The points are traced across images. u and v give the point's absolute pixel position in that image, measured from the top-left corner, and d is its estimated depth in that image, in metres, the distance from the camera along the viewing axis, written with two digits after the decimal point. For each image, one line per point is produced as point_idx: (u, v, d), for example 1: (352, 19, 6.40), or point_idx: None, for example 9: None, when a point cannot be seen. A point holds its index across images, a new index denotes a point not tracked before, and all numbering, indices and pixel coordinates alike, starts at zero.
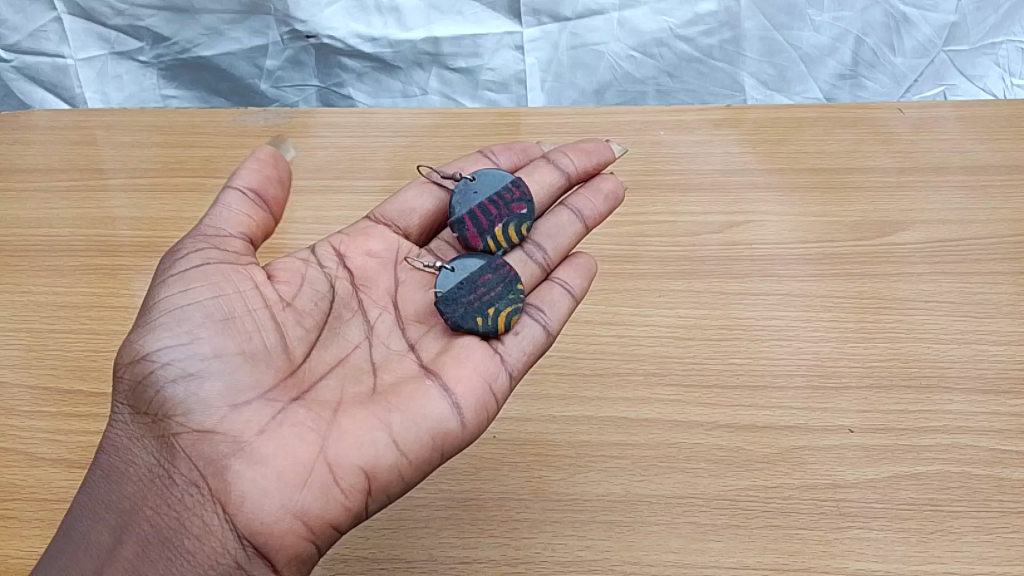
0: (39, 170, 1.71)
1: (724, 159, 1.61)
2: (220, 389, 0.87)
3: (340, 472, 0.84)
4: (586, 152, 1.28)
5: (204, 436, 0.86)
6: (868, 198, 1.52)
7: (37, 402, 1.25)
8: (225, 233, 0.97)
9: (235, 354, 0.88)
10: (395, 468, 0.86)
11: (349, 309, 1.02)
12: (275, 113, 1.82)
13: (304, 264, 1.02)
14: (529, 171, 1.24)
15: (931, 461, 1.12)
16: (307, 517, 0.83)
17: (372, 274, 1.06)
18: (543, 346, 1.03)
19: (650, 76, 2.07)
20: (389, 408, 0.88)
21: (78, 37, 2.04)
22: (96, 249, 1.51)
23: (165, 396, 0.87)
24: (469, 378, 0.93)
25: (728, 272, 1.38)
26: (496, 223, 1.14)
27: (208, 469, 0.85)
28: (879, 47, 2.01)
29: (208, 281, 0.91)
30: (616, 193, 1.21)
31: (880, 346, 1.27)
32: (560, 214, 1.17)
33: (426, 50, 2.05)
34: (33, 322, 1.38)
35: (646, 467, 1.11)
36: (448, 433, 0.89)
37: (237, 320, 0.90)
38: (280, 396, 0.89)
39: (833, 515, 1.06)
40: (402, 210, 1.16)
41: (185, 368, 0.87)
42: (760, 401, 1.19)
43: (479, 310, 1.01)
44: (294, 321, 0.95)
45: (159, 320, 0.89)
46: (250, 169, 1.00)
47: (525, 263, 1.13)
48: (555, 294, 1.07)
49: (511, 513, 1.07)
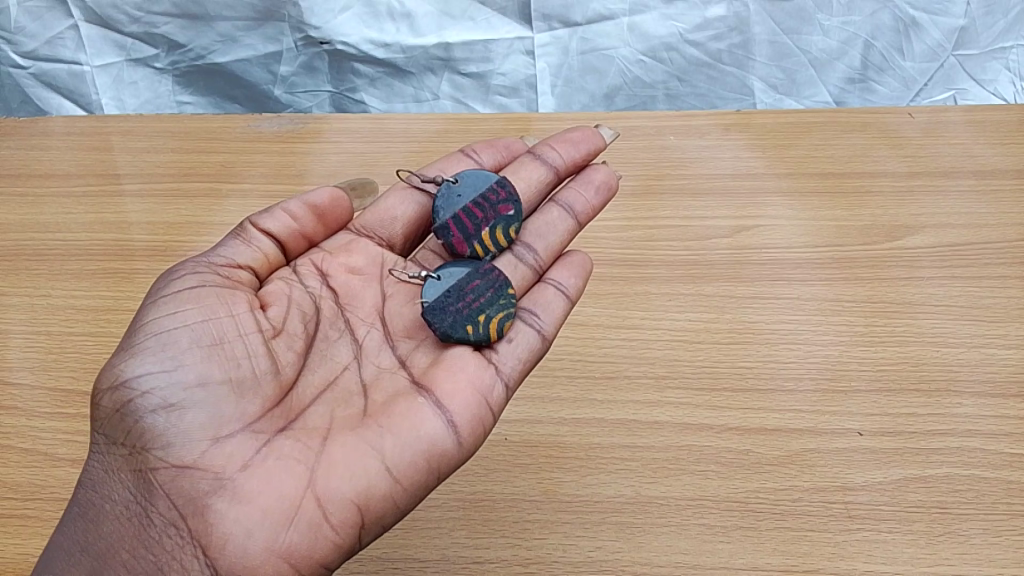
0: (57, 175, 1.73)
1: (734, 164, 1.63)
2: (204, 420, 0.88)
3: (330, 506, 0.84)
4: (573, 142, 1.27)
5: (184, 472, 0.86)
6: (878, 203, 1.53)
7: (56, 403, 1.27)
8: (235, 263, 1.03)
9: (219, 382, 0.89)
10: (387, 497, 0.86)
11: (335, 328, 1.03)
12: (290, 119, 1.84)
13: (287, 284, 1.05)
14: (515, 169, 1.25)
15: (939, 464, 1.12)
16: (294, 557, 0.83)
17: (356, 291, 1.08)
18: (539, 351, 1.04)
19: (660, 80, 2.08)
20: (381, 432, 0.88)
21: (94, 44, 2.06)
22: (113, 254, 1.53)
23: (145, 427, 0.87)
24: (463, 391, 0.92)
25: (737, 276, 1.40)
26: (482, 227, 1.15)
27: (187, 508, 0.85)
28: (888, 51, 2.02)
29: (197, 305, 0.93)
30: (609, 183, 1.22)
31: (890, 350, 1.27)
32: (550, 212, 1.18)
33: (438, 55, 2.07)
34: (53, 325, 1.40)
35: (656, 469, 1.12)
36: (443, 453, 0.89)
37: (225, 345, 0.92)
38: (265, 428, 0.90)
39: (842, 517, 1.07)
40: (384, 219, 1.17)
41: (166, 398, 0.88)
42: (769, 404, 1.20)
43: (469, 318, 1.02)
44: (280, 343, 0.97)
45: (142, 346, 0.90)
46: (283, 219, 1.08)
47: (516, 266, 1.15)
48: (549, 296, 1.07)
49: (523, 513, 1.08)
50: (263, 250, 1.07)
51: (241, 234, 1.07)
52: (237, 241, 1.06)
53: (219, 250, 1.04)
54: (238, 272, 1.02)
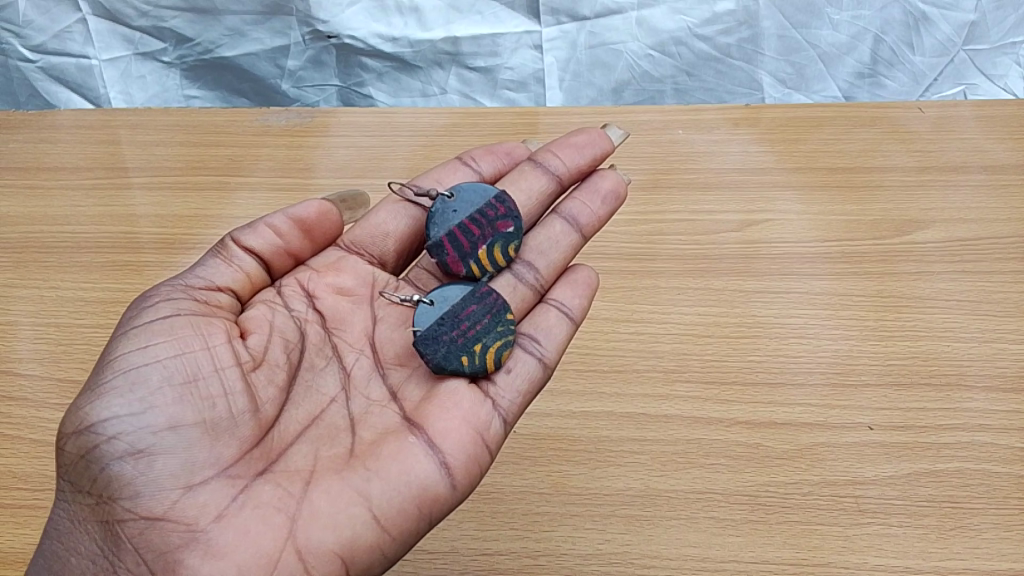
0: (66, 168, 1.74)
1: (742, 158, 1.62)
2: (175, 467, 0.86)
3: (311, 558, 0.84)
4: (577, 148, 1.27)
5: (153, 524, 0.85)
6: (887, 197, 1.52)
7: (64, 395, 1.27)
8: (214, 287, 1.03)
9: (192, 426, 0.88)
10: (374, 546, 0.86)
11: (322, 356, 1.03)
12: (297, 113, 1.85)
13: (269, 309, 1.04)
14: (517, 178, 1.25)
15: (950, 459, 1.10)
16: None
17: (344, 313, 1.08)
18: (540, 379, 1.04)
19: (668, 75, 2.07)
20: (368, 476, 0.88)
21: (103, 38, 2.07)
22: (121, 246, 1.53)
23: (113, 475, 0.86)
24: (459, 435, 0.92)
25: (747, 270, 1.39)
26: (479, 245, 1.15)
27: (156, 563, 0.84)
28: (898, 46, 2.01)
29: (171, 341, 0.92)
30: (616, 191, 1.23)
31: (900, 345, 1.26)
32: (554, 224, 1.19)
33: (445, 50, 2.06)
34: (61, 317, 1.39)
35: (665, 463, 1.10)
36: (434, 497, 0.89)
37: (198, 383, 0.91)
38: (242, 472, 0.89)
39: (853, 511, 1.05)
40: (375, 235, 1.17)
41: (135, 444, 0.86)
42: (779, 398, 1.18)
43: (465, 349, 1.02)
44: (260, 376, 0.96)
45: (112, 388, 0.89)
46: (263, 235, 1.07)
47: (515, 286, 1.14)
48: (552, 321, 1.08)
49: (532, 506, 1.07)
50: (244, 268, 1.06)
51: (220, 253, 1.06)
52: (218, 261, 1.05)
53: (198, 271, 1.04)
54: (218, 295, 1.02)
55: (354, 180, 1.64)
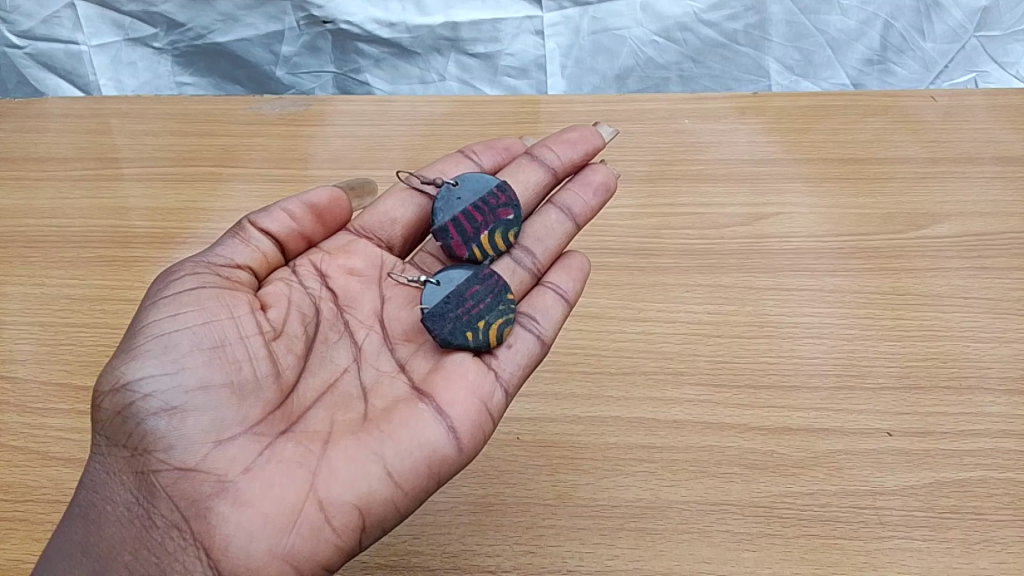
0: (53, 159, 1.68)
1: (750, 149, 1.57)
2: (205, 423, 0.85)
3: (332, 510, 0.82)
4: (572, 143, 1.22)
5: (186, 475, 0.84)
6: (900, 189, 1.48)
7: (48, 398, 1.20)
8: (234, 264, 0.99)
9: (220, 386, 0.86)
10: (390, 503, 0.84)
11: (335, 330, 1.00)
12: (292, 101, 1.79)
13: (287, 286, 1.00)
14: (513, 172, 1.20)
15: (973, 467, 1.06)
16: (297, 560, 0.81)
17: (355, 293, 1.04)
18: (538, 357, 1.00)
19: (673, 61, 2.01)
20: (382, 438, 0.86)
21: (92, 23, 2.01)
22: (110, 240, 1.47)
23: (146, 430, 0.84)
24: (464, 401, 0.89)
25: (756, 265, 1.34)
26: (481, 231, 1.10)
27: (189, 510, 0.83)
28: (908, 32, 1.96)
29: (199, 307, 0.89)
30: (607, 184, 1.18)
31: (917, 345, 1.22)
32: (549, 214, 1.14)
33: (445, 35, 2.01)
34: (46, 314, 1.34)
35: (676, 472, 1.05)
36: (445, 458, 0.87)
37: (226, 348, 0.88)
38: (267, 431, 0.87)
39: (873, 524, 1.00)
40: (383, 221, 1.12)
41: (168, 401, 0.85)
42: (794, 403, 1.13)
43: (469, 325, 0.98)
44: (280, 347, 0.93)
45: (145, 347, 0.86)
46: (280, 216, 1.03)
47: (514, 270, 1.10)
48: (548, 301, 1.03)
49: (537, 519, 1.01)
50: (262, 250, 1.02)
51: (238, 233, 1.02)
52: (236, 241, 1.01)
53: (217, 250, 0.99)
54: (237, 272, 0.98)
55: (350, 171, 1.58)
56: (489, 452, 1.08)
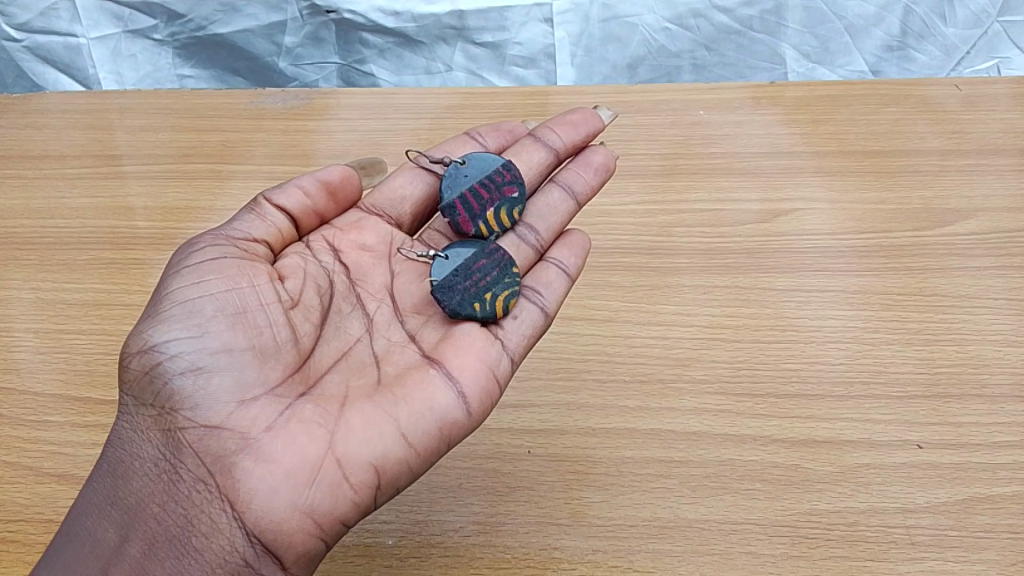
0: (50, 156, 1.64)
1: (768, 140, 1.52)
2: (229, 384, 0.85)
3: (350, 467, 0.82)
4: (574, 125, 1.19)
5: (211, 432, 0.83)
6: (924, 183, 1.42)
7: (42, 410, 1.15)
8: (251, 237, 0.97)
9: (243, 350, 0.86)
10: (404, 462, 0.83)
11: (348, 301, 0.98)
12: (295, 94, 1.74)
13: (302, 258, 0.99)
14: (516, 152, 1.17)
15: (1009, 482, 1.01)
16: (317, 515, 0.81)
17: (367, 268, 1.02)
18: (542, 328, 0.99)
19: (686, 49, 1.95)
20: (395, 401, 0.85)
21: (90, 15, 1.96)
22: (107, 242, 1.43)
23: (172, 389, 0.84)
24: (472, 367, 0.89)
25: (775, 265, 1.29)
26: (488, 208, 1.08)
27: (215, 465, 0.82)
28: (930, 17, 1.89)
29: (221, 275, 0.89)
30: (608, 164, 1.13)
31: (946, 350, 1.16)
32: (549, 191, 1.11)
33: (451, 24, 1.95)
34: (41, 321, 1.29)
35: (696, 488, 1.01)
36: (456, 421, 0.86)
37: (248, 314, 0.88)
38: (287, 393, 0.87)
39: (904, 544, 0.95)
40: (393, 200, 1.10)
41: (194, 361, 0.85)
42: (818, 412, 1.08)
43: (476, 296, 0.96)
44: (298, 314, 0.92)
45: (170, 311, 0.87)
46: (296, 192, 1.02)
47: (518, 246, 1.08)
48: (551, 275, 1.02)
49: (550, 540, 0.97)
50: (277, 224, 1.00)
51: (253, 208, 1.01)
52: (251, 216, 1.00)
53: (233, 224, 0.98)
54: (254, 245, 0.97)
55: None
56: (499, 467, 1.04)
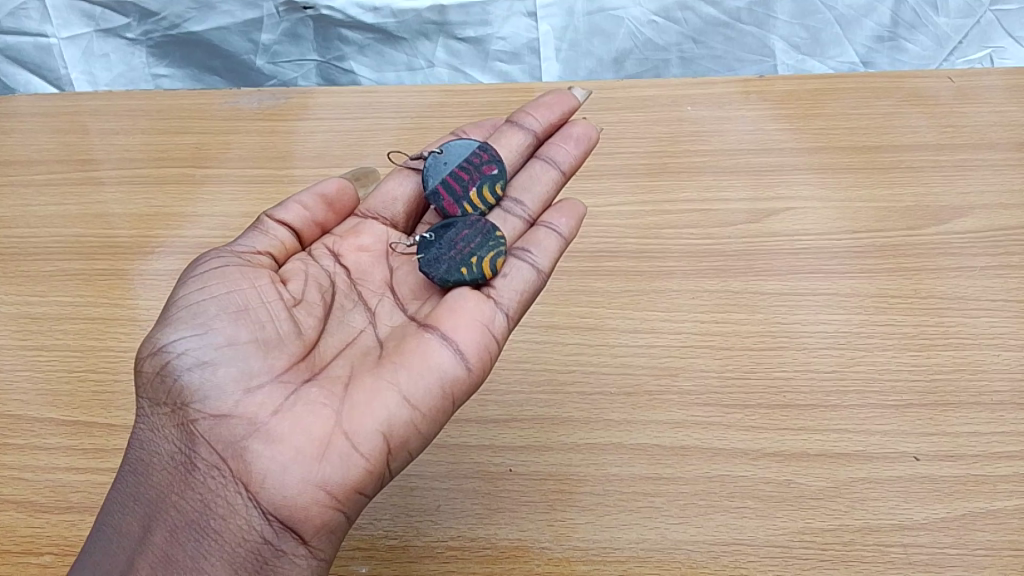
0: (17, 162, 1.58)
1: (755, 136, 1.48)
2: (235, 373, 0.81)
3: (358, 437, 0.78)
4: (548, 104, 1.15)
5: (221, 421, 0.80)
6: (916, 180, 1.38)
7: (3, 431, 1.11)
8: (253, 251, 0.94)
9: (247, 342, 0.83)
10: (411, 426, 0.79)
11: (350, 299, 0.95)
12: (271, 94, 1.69)
13: (303, 262, 0.96)
14: (494, 139, 1.13)
15: (1009, 496, 0.97)
16: (330, 487, 0.77)
17: (367, 266, 0.99)
18: (537, 286, 0.93)
19: (673, 42, 1.90)
20: (396, 368, 0.81)
21: (61, 14, 1.91)
22: (74, 251, 1.37)
23: (181, 385, 0.81)
24: (468, 323, 0.84)
25: (764, 267, 1.25)
26: (470, 188, 1.05)
27: (227, 452, 0.79)
28: (921, 6, 1.84)
29: (221, 279, 0.87)
30: (589, 134, 1.09)
31: (943, 355, 1.12)
32: (532, 166, 1.07)
33: (432, 19, 1.90)
34: (3, 337, 1.24)
35: (684, 507, 0.97)
36: (457, 381, 0.82)
37: (250, 310, 0.85)
38: (293, 377, 0.83)
39: (901, 564, 0.91)
40: (386, 202, 1.07)
41: (199, 356, 0.82)
42: (811, 424, 1.04)
43: (462, 261, 0.93)
44: (302, 311, 0.89)
45: (175, 315, 0.84)
46: (296, 206, 1.00)
47: (506, 219, 1.05)
48: (539, 236, 0.96)
49: (533, 565, 0.93)
50: (280, 237, 0.97)
51: (256, 226, 0.98)
52: (252, 231, 0.97)
53: (236, 242, 0.95)
54: (259, 257, 0.93)
55: (330, 167, 1.48)
56: (479, 487, 1.00)
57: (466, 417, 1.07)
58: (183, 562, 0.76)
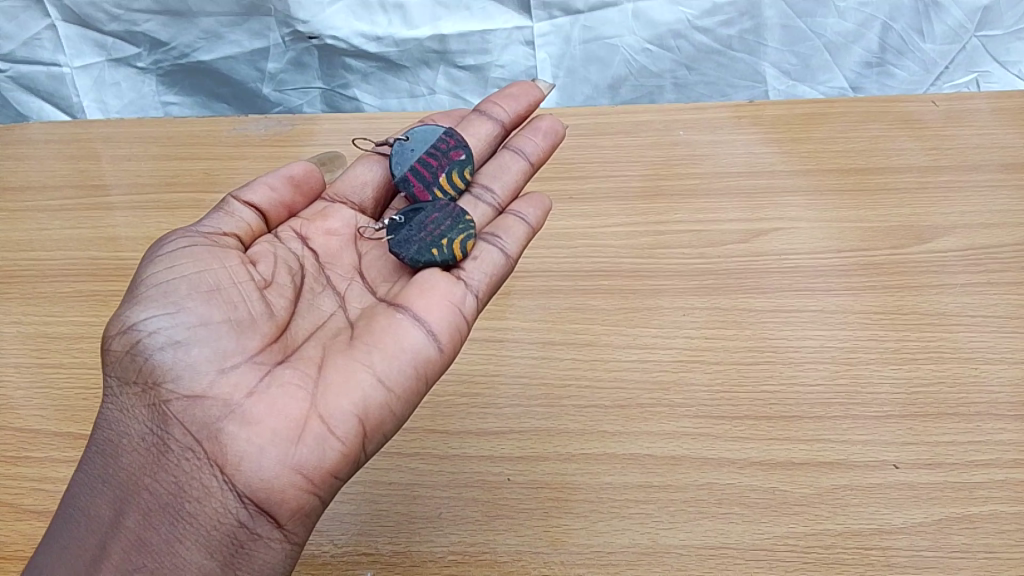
0: (34, 188, 1.64)
1: (747, 159, 1.53)
2: (209, 354, 0.86)
3: (333, 420, 0.82)
4: (513, 97, 1.25)
5: (195, 401, 0.84)
6: (901, 201, 1.43)
7: (23, 445, 1.15)
8: (221, 229, 0.99)
9: (220, 323, 0.88)
10: (384, 407, 0.85)
11: (319, 283, 1.02)
12: (277, 121, 1.76)
13: (272, 244, 1.02)
14: (464, 127, 1.21)
15: (984, 501, 1.01)
16: (306, 470, 0.81)
17: (335, 252, 1.06)
18: (505, 270, 1.00)
19: (667, 68, 1.96)
20: (369, 351, 0.87)
21: (73, 44, 1.96)
22: (89, 273, 1.43)
23: (154, 364, 0.86)
24: (438, 305, 0.91)
25: (756, 286, 1.30)
26: (440, 173, 1.13)
27: (201, 434, 0.83)
28: (907, 33, 1.90)
29: (192, 260, 0.92)
30: (555, 129, 1.19)
31: (924, 369, 1.17)
32: (503, 155, 1.16)
33: (433, 48, 1.96)
34: (22, 355, 1.29)
35: (675, 514, 1.01)
36: (427, 361, 0.88)
37: (222, 292, 0.90)
38: (266, 360, 0.88)
39: (880, 566, 0.96)
40: (354, 186, 1.15)
41: (172, 335, 0.86)
42: (798, 434, 1.09)
43: (434, 242, 0.99)
44: (273, 293, 0.95)
45: (146, 295, 0.89)
46: (263, 186, 1.06)
47: (476, 205, 1.12)
48: (507, 223, 1.04)
49: (530, 569, 0.97)
50: (246, 219, 1.03)
51: (222, 207, 1.03)
52: (218, 212, 1.02)
53: (204, 222, 1.00)
54: (225, 238, 0.98)
55: None
56: (479, 496, 1.04)
57: (465, 431, 1.12)
58: (159, 546, 0.81)
